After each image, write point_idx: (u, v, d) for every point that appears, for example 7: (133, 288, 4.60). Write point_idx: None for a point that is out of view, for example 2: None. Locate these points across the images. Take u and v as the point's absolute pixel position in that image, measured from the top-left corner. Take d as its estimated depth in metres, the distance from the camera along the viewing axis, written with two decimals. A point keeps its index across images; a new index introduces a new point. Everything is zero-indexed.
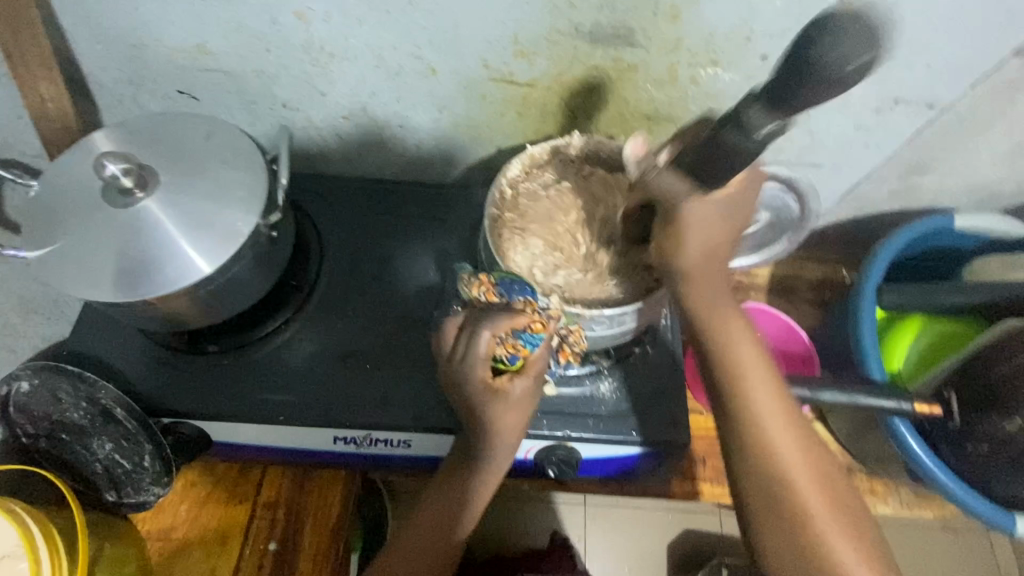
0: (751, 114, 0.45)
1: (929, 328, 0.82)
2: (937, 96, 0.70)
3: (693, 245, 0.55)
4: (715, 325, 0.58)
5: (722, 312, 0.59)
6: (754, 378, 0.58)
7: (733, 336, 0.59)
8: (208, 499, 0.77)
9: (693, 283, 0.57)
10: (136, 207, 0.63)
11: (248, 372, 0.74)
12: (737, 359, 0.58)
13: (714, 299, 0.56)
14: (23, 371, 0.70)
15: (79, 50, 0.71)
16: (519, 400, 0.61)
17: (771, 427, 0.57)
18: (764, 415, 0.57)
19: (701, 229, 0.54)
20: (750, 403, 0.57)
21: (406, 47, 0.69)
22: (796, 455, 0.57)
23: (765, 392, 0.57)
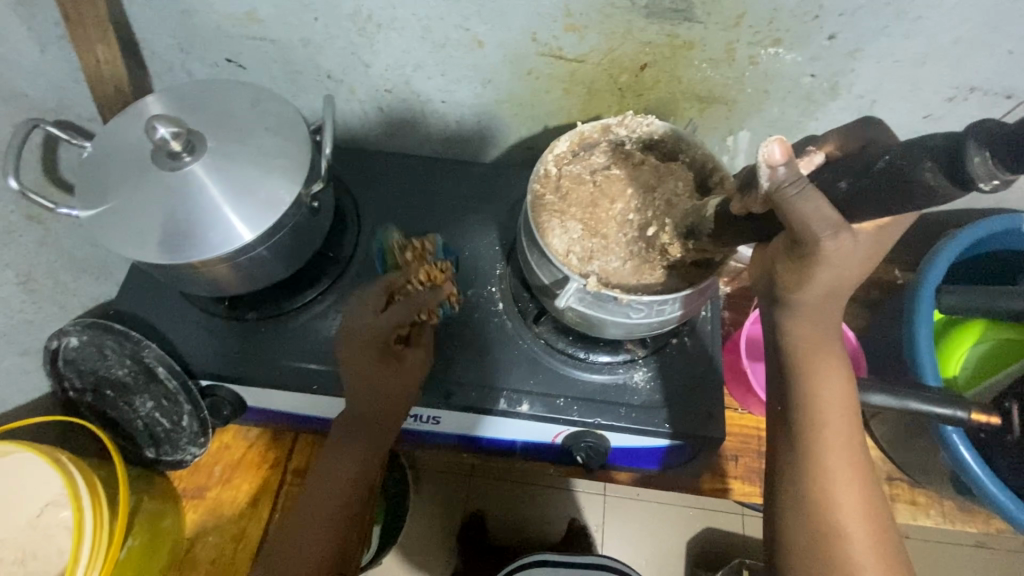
0: (929, 170, 0.34)
1: (989, 334, 0.77)
2: (1019, 85, 0.65)
3: (820, 284, 0.45)
4: (809, 366, 0.50)
5: (825, 354, 0.50)
6: (831, 427, 0.50)
7: (823, 379, 0.50)
8: (242, 461, 0.79)
9: (805, 320, 0.49)
10: (182, 170, 0.64)
11: (284, 340, 0.75)
12: (820, 406, 0.50)
13: (796, 325, 0.49)
14: (72, 327, 0.72)
15: (133, 14, 0.73)
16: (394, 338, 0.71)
17: (840, 487, 0.49)
18: (832, 472, 0.50)
19: (834, 268, 0.43)
20: (820, 452, 0.50)
21: (453, 19, 0.67)
22: (853, 507, 0.49)
23: (839, 430, 0.50)
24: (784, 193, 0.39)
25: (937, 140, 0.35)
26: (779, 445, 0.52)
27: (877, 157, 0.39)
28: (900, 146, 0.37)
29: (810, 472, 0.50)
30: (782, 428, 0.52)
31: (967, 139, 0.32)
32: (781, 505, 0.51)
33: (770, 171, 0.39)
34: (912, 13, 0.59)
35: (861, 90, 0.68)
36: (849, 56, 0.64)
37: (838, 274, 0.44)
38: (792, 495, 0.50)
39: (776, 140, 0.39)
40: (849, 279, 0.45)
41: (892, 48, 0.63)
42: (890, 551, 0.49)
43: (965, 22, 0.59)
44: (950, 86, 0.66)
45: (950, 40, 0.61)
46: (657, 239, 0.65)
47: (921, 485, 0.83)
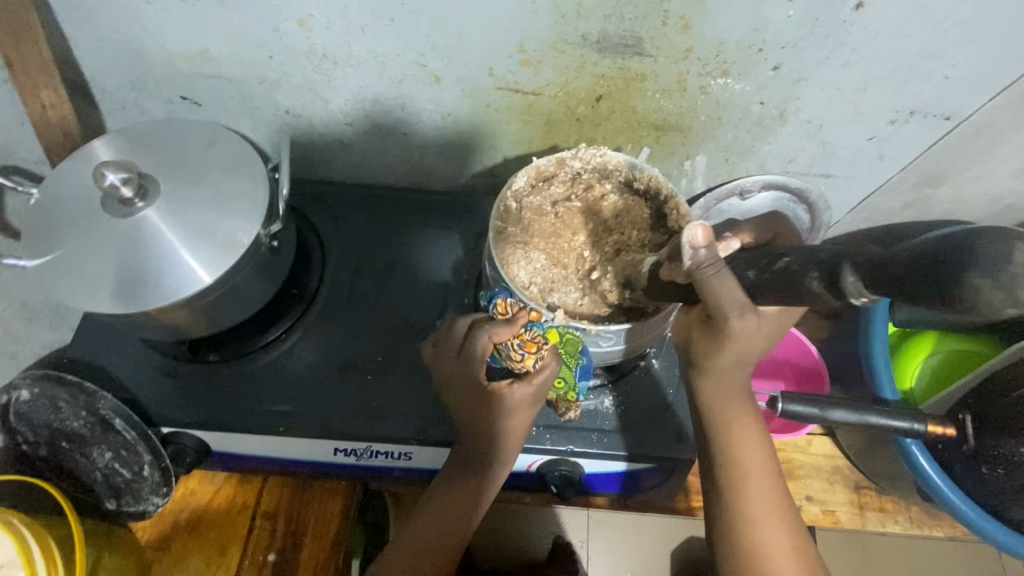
0: (814, 278, 0.39)
1: (941, 347, 0.80)
2: (955, 108, 0.69)
3: (730, 351, 0.54)
4: (727, 427, 0.60)
5: (735, 411, 0.60)
6: (753, 478, 0.59)
7: (737, 436, 0.60)
8: (209, 507, 0.76)
9: (720, 380, 0.58)
10: (135, 217, 0.62)
11: (248, 381, 0.73)
12: (740, 459, 0.60)
13: (709, 387, 0.59)
14: (23, 380, 0.69)
15: (81, 55, 0.71)
16: (517, 407, 0.63)
17: (765, 533, 0.58)
18: (755, 518, 0.58)
19: (738, 344, 0.53)
20: (744, 500, 0.59)
21: (410, 55, 0.68)
22: (779, 547, 0.58)
23: (757, 482, 0.59)
24: (703, 271, 0.46)
25: (827, 253, 0.40)
26: (712, 496, 0.61)
27: (778, 255, 0.45)
28: (797, 253, 0.42)
29: (739, 518, 0.59)
30: (712, 481, 0.61)
31: (843, 263, 0.37)
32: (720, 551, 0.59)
33: (693, 252, 0.46)
34: (850, 45, 0.62)
35: (808, 116, 0.71)
36: (795, 84, 0.66)
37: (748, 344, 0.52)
38: (727, 541, 0.58)
39: (700, 225, 0.46)
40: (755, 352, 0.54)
41: (835, 76, 0.65)
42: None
43: (901, 53, 0.62)
44: (892, 110, 0.69)
45: (888, 68, 0.64)
46: (602, 283, 0.67)
47: (887, 491, 0.85)
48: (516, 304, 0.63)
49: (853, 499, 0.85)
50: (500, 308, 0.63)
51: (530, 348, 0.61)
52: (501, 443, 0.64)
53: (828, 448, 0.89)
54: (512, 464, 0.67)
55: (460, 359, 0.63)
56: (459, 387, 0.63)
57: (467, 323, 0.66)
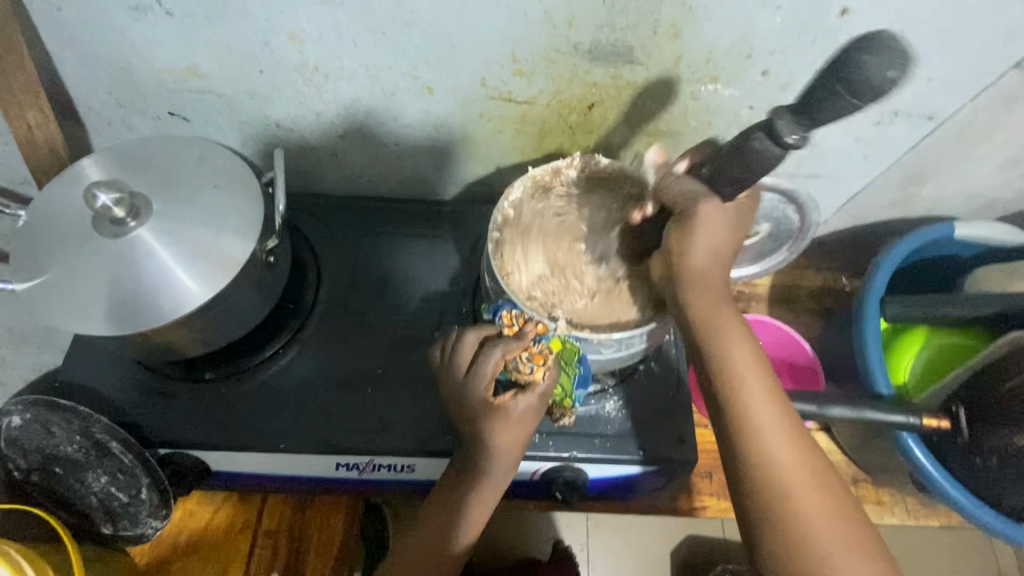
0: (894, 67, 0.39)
1: (931, 341, 0.83)
2: (937, 108, 0.70)
3: (701, 246, 0.55)
4: (718, 336, 0.55)
5: (712, 305, 0.56)
6: (753, 394, 0.53)
7: (726, 340, 0.55)
8: (209, 527, 0.76)
9: (695, 283, 0.56)
10: (127, 236, 0.61)
11: (246, 398, 0.72)
12: (733, 367, 0.54)
13: (688, 292, 0.56)
14: (14, 405, 0.68)
15: (66, 73, 0.70)
16: (521, 421, 0.61)
17: (776, 452, 0.52)
18: (761, 430, 0.52)
19: (709, 228, 0.55)
20: (747, 411, 0.53)
21: (402, 67, 0.68)
22: (794, 464, 0.51)
23: (757, 393, 0.53)
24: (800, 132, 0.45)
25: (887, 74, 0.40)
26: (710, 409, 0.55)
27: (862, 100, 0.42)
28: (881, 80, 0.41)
29: (744, 430, 0.52)
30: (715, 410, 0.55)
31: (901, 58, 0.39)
32: (734, 483, 0.53)
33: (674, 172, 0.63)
34: (836, 50, 0.63)
35: None
36: (782, 89, 0.68)
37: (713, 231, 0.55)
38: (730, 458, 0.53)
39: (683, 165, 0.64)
40: (718, 246, 0.56)
41: None
42: (838, 501, 0.51)
43: None
44: (876, 112, 0.71)
45: None
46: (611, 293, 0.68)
47: (883, 484, 0.86)
48: (521, 316, 0.63)
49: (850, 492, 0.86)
50: (506, 320, 0.63)
51: (538, 361, 0.61)
52: (504, 457, 0.62)
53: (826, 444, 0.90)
54: (517, 469, 0.65)
55: (467, 378, 0.61)
56: (465, 406, 0.61)
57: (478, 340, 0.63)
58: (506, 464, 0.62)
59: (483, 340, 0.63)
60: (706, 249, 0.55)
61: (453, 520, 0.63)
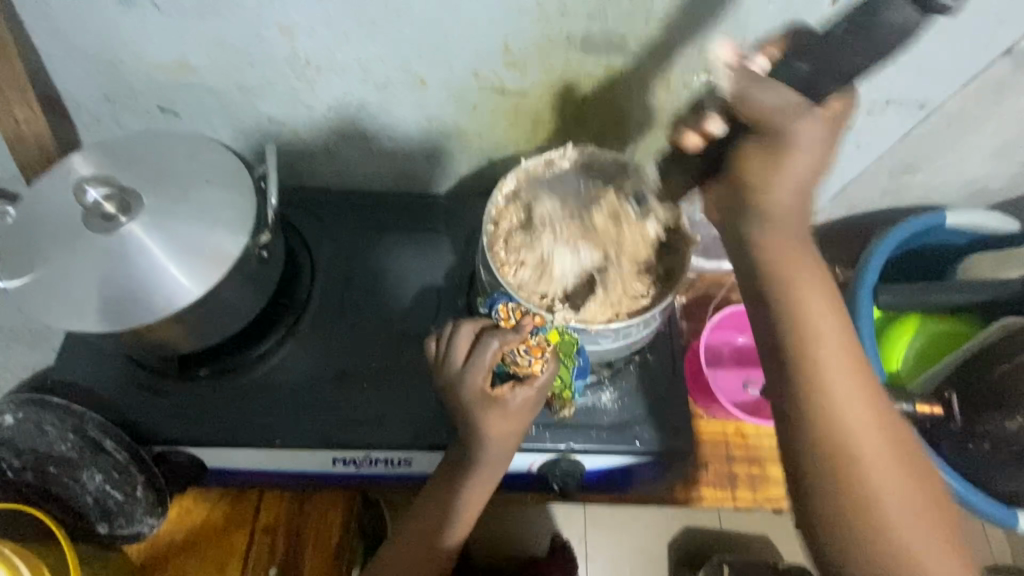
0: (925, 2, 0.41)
1: (925, 328, 0.83)
2: (928, 97, 0.71)
3: (787, 178, 0.49)
4: (794, 296, 0.49)
5: (794, 261, 0.50)
6: (835, 370, 0.47)
7: (810, 310, 0.49)
8: (206, 525, 0.75)
9: (770, 226, 0.50)
10: (118, 232, 0.61)
11: (242, 394, 0.72)
12: (815, 342, 0.48)
13: (768, 240, 0.50)
14: (7, 405, 0.67)
15: (54, 68, 0.69)
16: (517, 412, 0.61)
17: (856, 436, 0.47)
18: (845, 414, 0.47)
19: (797, 162, 0.48)
20: (829, 395, 0.47)
21: (394, 60, 0.67)
22: (878, 454, 0.47)
23: (842, 375, 0.48)
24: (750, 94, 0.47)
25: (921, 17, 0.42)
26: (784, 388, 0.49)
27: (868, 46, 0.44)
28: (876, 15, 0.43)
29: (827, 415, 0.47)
30: (788, 388, 0.48)
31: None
32: (810, 473, 0.48)
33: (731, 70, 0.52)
34: None
35: None
36: None
37: (799, 158, 0.48)
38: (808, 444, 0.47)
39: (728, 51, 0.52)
40: (802, 177, 0.49)
41: None
42: (918, 484, 0.47)
43: None
44: (868, 101, 0.71)
45: None
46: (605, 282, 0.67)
47: None
48: (517, 309, 0.64)
49: None
50: (503, 313, 0.64)
51: (536, 353, 0.62)
52: (502, 446, 0.62)
53: None
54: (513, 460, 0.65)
55: (463, 368, 0.61)
56: (461, 398, 0.61)
57: (473, 331, 0.63)
58: (501, 455, 0.63)
59: (477, 333, 0.63)
60: (784, 188, 0.49)
61: (449, 511, 0.63)
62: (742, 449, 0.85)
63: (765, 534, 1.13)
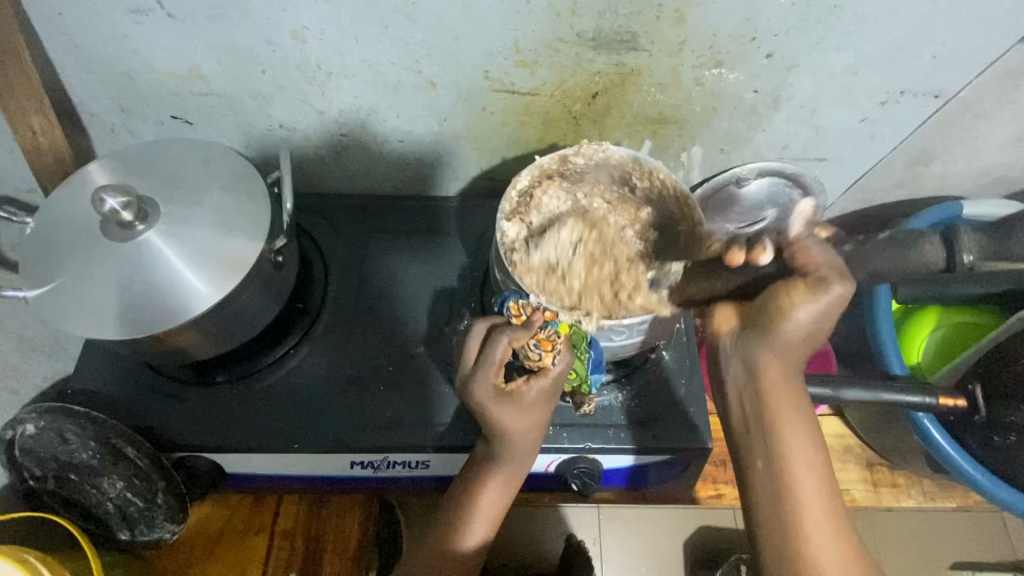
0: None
1: (944, 320, 0.82)
2: (943, 85, 0.70)
3: (796, 327, 0.53)
4: (776, 420, 0.55)
5: (786, 388, 0.55)
6: (795, 461, 0.54)
7: (789, 436, 0.55)
8: (226, 531, 0.75)
9: (776, 350, 0.54)
10: (136, 240, 0.61)
11: (259, 400, 0.72)
12: (789, 463, 0.54)
13: (762, 363, 0.55)
14: (28, 414, 0.68)
15: (69, 79, 0.70)
16: (535, 404, 0.60)
17: (814, 530, 0.53)
18: (808, 535, 0.53)
19: (825, 308, 0.52)
20: (795, 515, 0.54)
21: (404, 62, 0.68)
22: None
23: (809, 496, 0.54)
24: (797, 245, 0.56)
25: None
26: (756, 505, 0.56)
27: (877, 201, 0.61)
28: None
29: (793, 533, 0.53)
30: (760, 485, 0.55)
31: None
32: None
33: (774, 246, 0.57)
34: (839, 30, 0.63)
35: (801, 102, 0.72)
36: (787, 71, 0.68)
37: (828, 309, 0.52)
38: (777, 564, 0.53)
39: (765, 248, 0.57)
40: (821, 319, 0.53)
41: (826, 61, 0.66)
42: None
43: (888, 34, 0.63)
44: (882, 92, 0.70)
45: (877, 50, 0.65)
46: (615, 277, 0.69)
47: (899, 467, 0.86)
48: (529, 306, 0.63)
49: (866, 476, 0.86)
50: (514, 311, 0.63)
51: (546, 346, 0.61)
52: (523, 445, 0.62)
53: (838, 428, 0.89)
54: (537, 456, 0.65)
55: (475, 366, 0.60)
56: (473, 394, 0.59)
57: (484, 327, 0.62)
58: (522, 450, 0.62)
59: (489, 330, 0.62)
60: (798, 327, 0.53)
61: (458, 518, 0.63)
62: None
63: None
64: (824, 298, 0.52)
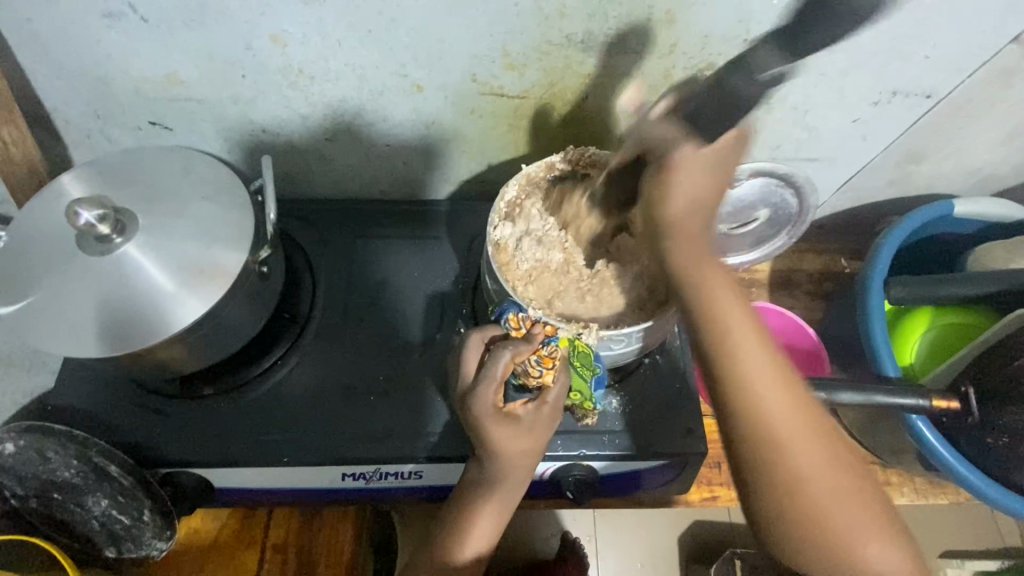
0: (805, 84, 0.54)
1: (935, 323, 0.83)
2: (935, 85, 0.69)
3: (681, 191, 0.47)
4: (698, 286, 0.48)
5: (703, 259, 0.48)
6: (734, 329, 0.47)
7: (721, 301, 0.48)
8: (215, 546, 0.74)
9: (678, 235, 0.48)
10: (114, 254, 0.59)
11: (247, 412, 0.71)
12: (731, 331, 0.47)
13: (671, 247, 0.48)
14: (5, 432, 0.64)
15: (42, 87, 0.67)
16: (531, 431, 0.60)
17: (777, 411, 0.46)
18: (772, 410, 0.46)
19: (689, 178, 0.47)
20: (749, 385, 0.47)
21: (389, 66, 0.66)
22: (807, 444, 0.46)
23: (759, 365, 0.47)
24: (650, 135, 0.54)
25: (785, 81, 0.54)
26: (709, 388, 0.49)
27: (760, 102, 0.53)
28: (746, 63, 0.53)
29: (754, 409, 0.46)
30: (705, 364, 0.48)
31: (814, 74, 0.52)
32: (741, 471, 0.48)
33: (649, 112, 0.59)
34: None
35: (793, 102, 0.71)
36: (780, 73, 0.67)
37: (700, 179, 0.47)
38: (742, 447, 0.47)
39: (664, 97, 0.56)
40: (697, 198, 0.47)
41: (819, 61, 0.66)
42: (846, 469, 0.47)
43: (881, 34, 0.63)
44: (874, 92, 0.70)
45: (868, 52, 0.65)
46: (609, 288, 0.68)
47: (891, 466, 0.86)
48: (529, 318, 0.62)
49: None
50: (514, 322, 0.62)
51: (548, 364, 0.60)
52: (517, 467, 0.61)
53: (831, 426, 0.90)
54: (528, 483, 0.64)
55: (475, 381, 0.60)
56: (473, 409, 0.58)
57: (484, 343, 0.63)
58: (516, 474, 0.61)
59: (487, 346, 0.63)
60: (682, 213, 0.48)
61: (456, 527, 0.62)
62: None
63: None
64: (680, 166, 0.47)
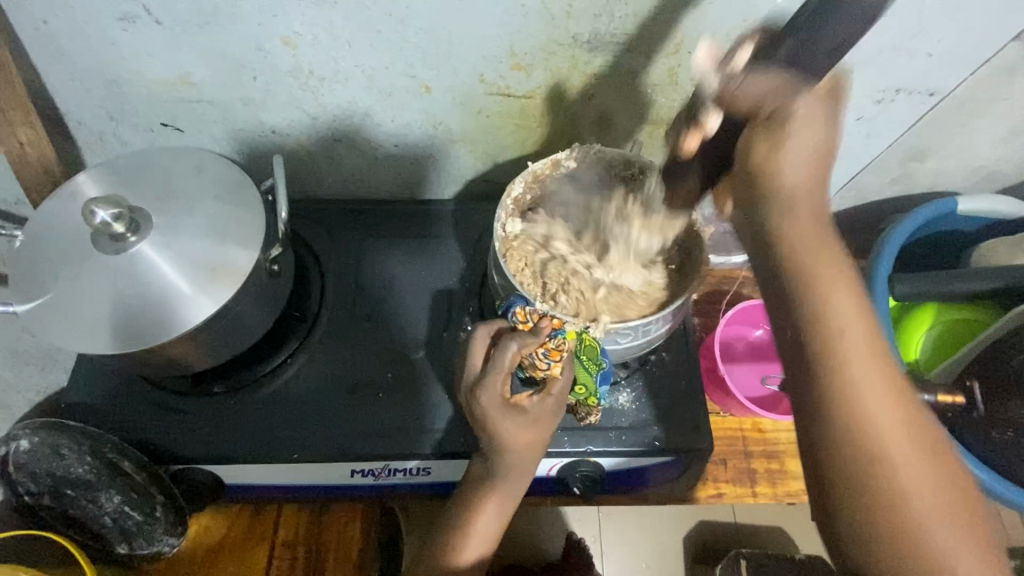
0: None
1: (941, 318, 0.83)
2: (938, 83, 0.70)
3: (798, 145, 0.43)
4: (812, 289, 0.43)
5: (815, 244, 0.44)
6: (851, 348, 0.43)
7: (834, 312, 0.43)
8: (225, 544, 0.75)
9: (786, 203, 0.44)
10: (128, 252, 0.60)
11: (257, 409, 0.72)
12: (841, 346, 0.43)
13: (777, 215, 0.44)
14: (21, 430, 0.65)
15: (56, 89, 0.69)
16: (537, 422, 0.60)
17: (888, 440, 0.42)
18: (881, 441, 0.42)
19: (805, 132, 0.43)
20: (859, 405, 0.42)
21: (397, 66, 0.67)
22: (917, 477, 0.42)
23: (875, 389, 0.42)
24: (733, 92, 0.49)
25: None
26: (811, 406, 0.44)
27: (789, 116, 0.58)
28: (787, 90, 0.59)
29: (864, 437, 0.42)
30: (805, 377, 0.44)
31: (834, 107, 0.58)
32: (839, 503, 0.44)
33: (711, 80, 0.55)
34: None
35: None
36: None
37: (814, 132, 0.43)
38: (843, 476, 0.43)
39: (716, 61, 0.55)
40: (813, 154, 0.43)
41: None
42: (957, 506, 0.43)
43: (883, 33, 0.63)
44: (877, 90, 0.70)
45: (872, 50, 0.65)
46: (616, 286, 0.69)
47: None
48: (536, 313, 0.63)
49: None
50: (521, 317, 0.63)
51: (554, 356, 0.62)
52: (523, 461, 0.61)
53: None
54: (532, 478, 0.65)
55: (482, 372, 0.60)
56: (481, 401, 0.59)
57: (490, 336, 0.63)
58: (521, 469, 0.62)
59: (494, 335, 0.63)
60: (799, 171, 0.43)
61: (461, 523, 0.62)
62: (760, 444, 0.85)
63: (780, 526, 1.13)
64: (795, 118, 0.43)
